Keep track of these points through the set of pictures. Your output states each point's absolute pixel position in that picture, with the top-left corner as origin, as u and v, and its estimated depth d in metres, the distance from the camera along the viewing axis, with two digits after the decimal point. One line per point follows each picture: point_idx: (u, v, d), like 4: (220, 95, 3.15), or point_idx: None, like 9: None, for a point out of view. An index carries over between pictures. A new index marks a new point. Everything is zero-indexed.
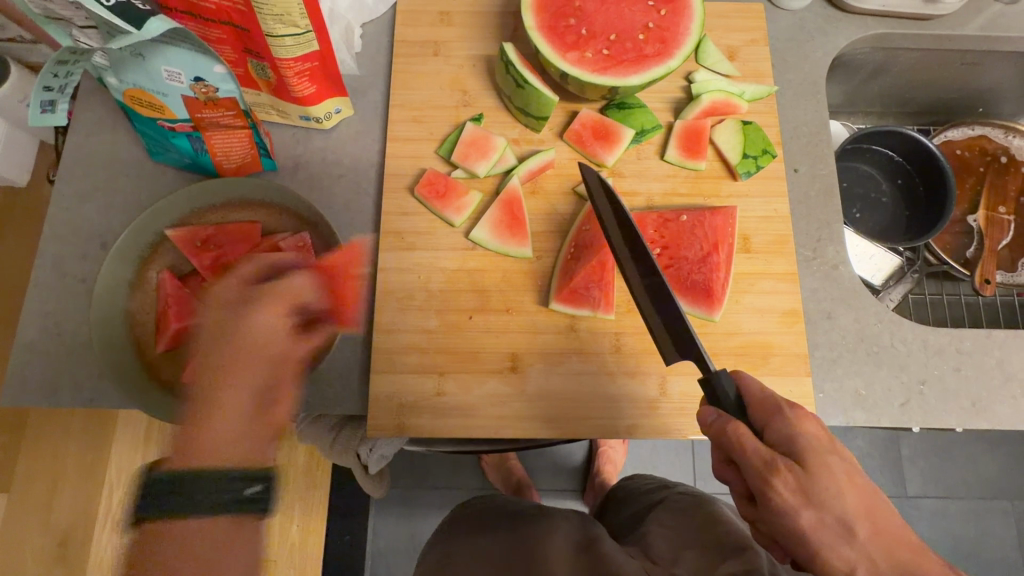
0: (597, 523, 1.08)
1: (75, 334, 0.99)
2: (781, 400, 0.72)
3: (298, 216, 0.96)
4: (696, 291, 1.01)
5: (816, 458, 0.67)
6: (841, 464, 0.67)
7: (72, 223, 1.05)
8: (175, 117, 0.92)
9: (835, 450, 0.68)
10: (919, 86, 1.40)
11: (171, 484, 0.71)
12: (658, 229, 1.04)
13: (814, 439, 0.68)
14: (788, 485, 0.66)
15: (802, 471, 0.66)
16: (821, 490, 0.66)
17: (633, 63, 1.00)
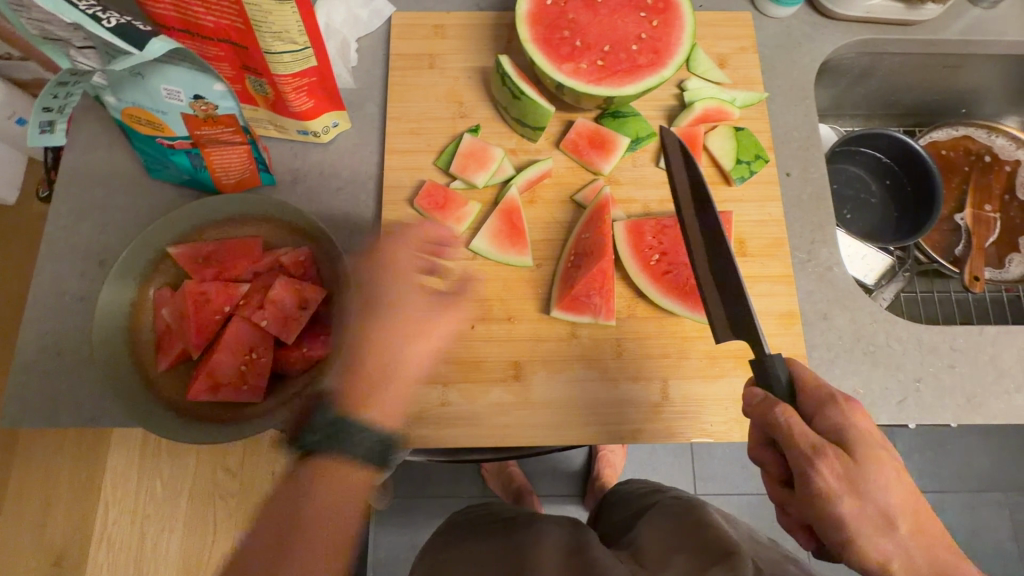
0: (589, 529, 1.07)
1: (75, 352, 0.98)
2: (837, 392, 0.73)
3: (299, 232, 0.95)
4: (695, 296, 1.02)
5: (865, 446, 0.68)
6: (890, 461, 0.68)
7: (70, 240, 1.05)
8: (174, 135, 0.93)
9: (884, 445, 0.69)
10: (904, 89, 1.43)
11: (337, 425, 0.83)
12: (657, 236, 1.05)
13: (866, 433, 0.69)
14: (834, 471, 0.67)
15: (850, 462, 0.67)
16: (868, 480, 0.66)
17: (628, 73, 1.02)
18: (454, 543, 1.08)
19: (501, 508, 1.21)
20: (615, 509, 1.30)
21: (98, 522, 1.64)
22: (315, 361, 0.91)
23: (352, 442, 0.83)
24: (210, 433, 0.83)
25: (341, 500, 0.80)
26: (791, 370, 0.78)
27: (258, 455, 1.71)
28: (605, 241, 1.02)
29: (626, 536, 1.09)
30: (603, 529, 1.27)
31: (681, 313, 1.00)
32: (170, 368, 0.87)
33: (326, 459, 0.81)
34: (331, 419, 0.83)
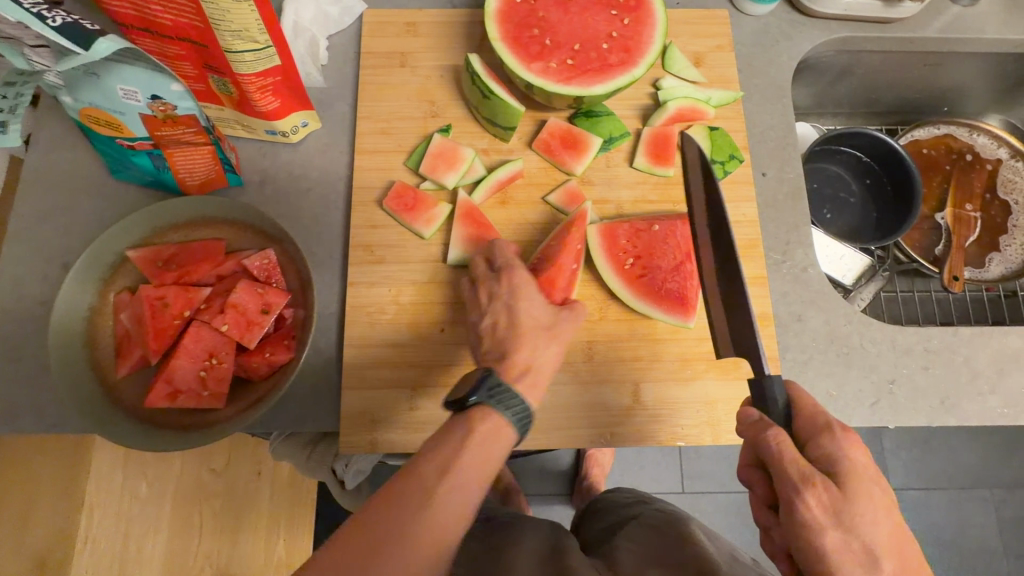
0: (569, 535, 1.08)
1: (35, 357, 0.96)
2: (834, 422, 0.72)
3: (263, 233, 0.93)
4: (671, 299, 1.01)
5: (857, 481, 0.67)
6: (881, 497, 0.67)
7: (33, 243, 1.03)
8: (134, 135, 0.91)
9: (878, 482, 0.68)
10: (885, 87, 1.42)
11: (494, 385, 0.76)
12: (631, 239, 1.03)
13: (860, 465, 0.68)
14: (821, 501, 0.65)
15: (838, 492, 0.66)
16: (854, 511, 0.65)
17: (598, 72, 1.00)
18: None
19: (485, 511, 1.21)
20: (596, 519, 1.28)
21: (82, 525, 1.61)
22: (277, 366, 0.87)
23: (509, 401, 0.75)
24: (167, 440, 0.81)
25: (492, 461, 0.70)
26: (790, 397, 0.77)
27: (244, 456, 1.72)
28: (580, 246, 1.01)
29: (604, 545, 1.09)
30: (582, 537, 1.27)
31: (655, 316, 0.99)
32: (130, 374, 0.86)
33: (487, 411, 0.73)
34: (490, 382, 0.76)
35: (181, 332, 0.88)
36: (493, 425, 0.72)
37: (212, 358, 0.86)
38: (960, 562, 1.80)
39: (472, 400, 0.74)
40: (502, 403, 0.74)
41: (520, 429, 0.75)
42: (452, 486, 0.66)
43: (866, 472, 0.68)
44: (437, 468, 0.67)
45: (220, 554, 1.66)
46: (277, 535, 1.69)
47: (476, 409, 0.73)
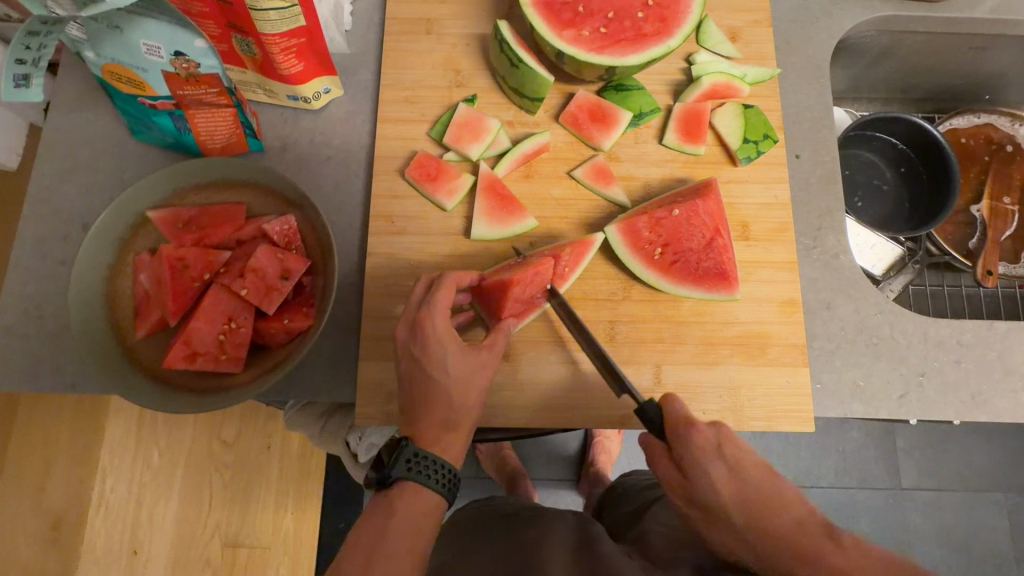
0: (594, 523, 1.11)
1: (56, 317, 0.96)
2: (681, 419, 0.80)
3: (286, 199, 0.91)
4: (710, 275, 0.99)
5: (695, 467, 0.77)
6: (718, 474, 0.76)
7: (53, 202, 1.02)
8: (155, 94, 0.89)
9: (719, 455, 0.77)
10: (924, 72, 1.37)
11: (412, 455, 0.79)
12: (653, 229, 0.99)
13: (699, 452, 0.77)
14: (678, 492, 0.80)
15: (684, 481, 0.79)
16: (698, 496, 0.77)
17: (632, 42, 0.96)
18: (459, 539, 1.07)
19: (501, 505, 1.20)
20: (619, 505, 1.29)
21: (94, 490, 1.67)
22: (295, 334, 0.86)
23: (428, 468, 0.79)
24: (183, 403, 0.81)
25: (418, 531, 0.76)
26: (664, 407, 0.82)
27: (255, 428, 1.74)
28: (569, 270, 0.96)
29: (634, 529, 1.10)
30: (611, 519, 1.27)
31: (691, 295, 0.97)
32: (149, 335, 0.85)
33: (409, 484, 0.78)
34: (411, 450, 0.80)
35: (199, 295, 0.87)
36: (415, 490, 0.78)
37: (231, 323, 0.84)
38: (969, 565, 1.78)
39: (393, 477, 0.78)
40: (421, 472, 0.78)
41: (446, 491, 0.80)
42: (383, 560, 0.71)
43: (701, 457, 0.77)
44: (365, 552, 0.72)
45: (232, 523, 1.70)
46: (287, 507, 1.71)
47: (398, 480, 0.78)
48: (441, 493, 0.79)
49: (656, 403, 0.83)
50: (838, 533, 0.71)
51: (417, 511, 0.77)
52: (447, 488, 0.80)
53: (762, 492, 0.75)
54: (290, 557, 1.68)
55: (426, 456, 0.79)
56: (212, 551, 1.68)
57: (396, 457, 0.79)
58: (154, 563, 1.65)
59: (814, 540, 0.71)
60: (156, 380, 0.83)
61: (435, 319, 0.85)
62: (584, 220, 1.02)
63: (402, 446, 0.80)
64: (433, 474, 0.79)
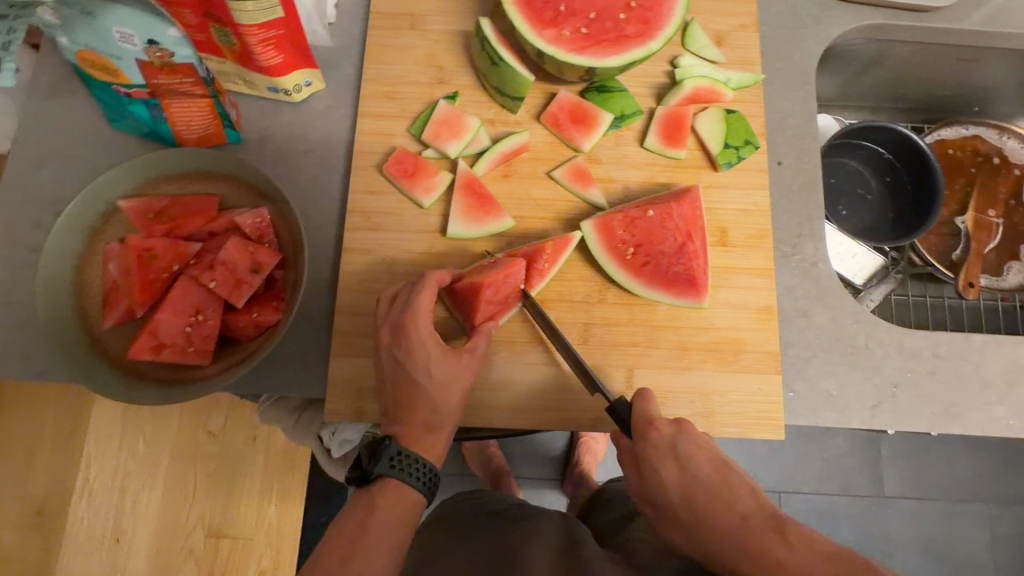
0: (580, 526, 1.10)
1: (26, 304, 0.96)
2: (643, 417, 0.83)
3: (259, 192, 0.91)
4: (679, 282, 0.98)
5: (646, 464, 0.81)
6: (672, 472, 0.79)
7: (28, 188, 1.01)
8: (130, 82, 0.89)
9: (673, 455, 0.80)
10: (913, 82, 1.37)
11: (395, 454, 0.79)
12: (627, 229, 0.99)
13: (658, 449, 0.81)
14: (636, 485, 0.84)
15: (641, 476, 0.82)
16: (653, 491, 0.81)
17: (614, 43, 0.96)
18: (438, 537, 1.06)
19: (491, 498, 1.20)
20: (605, 511, 1.29)
21: (77, 478, 1.67)
22: (264, 327, 0.86)
23: (411, 467, 0.79)
24: (148, 394, 0.80)
25: (398, 529, 0.76)
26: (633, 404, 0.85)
27: (237, 419, 1.73)
28: (548, 264, 0.96)
29: (620, 535, 1.10)
30: (596, 526, 1.27)
31: (663, 300, 0.97)
32: (116, 326, 0.84)
33: (391, 482, 0.78)
34: (395, 449, 0.79)
35: (168, 286, 0.86)
36: (397, 492, 0.77)
37: (199, 315, 0.84)
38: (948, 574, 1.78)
39: (374, 473, 0.78)
40: (404, 471, 0.78)
41: (428, 490, 0.80)
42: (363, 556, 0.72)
43: (654, 455, 0.80)
44: (343, 549, 0.73)
45: (214, 515, 1.69)
46: (268, 500, 1.70)
47: (380, 480, 0.78)
48: (423, 492, 0.79)
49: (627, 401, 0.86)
50: (786, 528, 0.73)
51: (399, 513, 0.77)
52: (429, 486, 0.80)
53: (711, 493, 0.78)
54: (269, 551, 1.68)
55: (410, 456, 0.79)
56: (191, 542, 1.68)
57: (380, 456, 0.78)
58: (135, 553, 1.65)
59: (760, 536, 0.73)
60: (122, 371, 0.83)
61: (419, 323, 0.84)
62: (561, 221, 1.01)
63: (386, 445, 0.79)
64: (416, 474, 0.79)
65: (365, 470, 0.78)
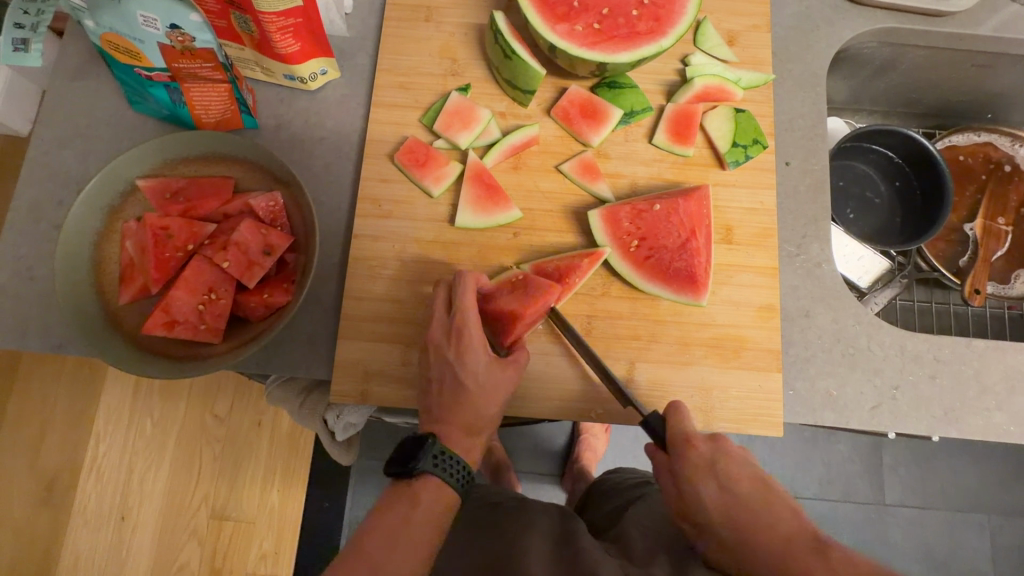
0: (575, 518, 1.09)
1: (47, 280, 0.99)
2: (679, 433, 0.88)
3: (274, 177, 0.93)
4: (680, 278, 0.99)
5: (687, 483, 0.85)
6: (711, 485, 0.84)
7: (51, 167, 1.04)
8: (152, 66, 0.91)
9: (712, 473, 0.85)
10: (925, 87, 1.36)
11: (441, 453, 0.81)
12: (634, 221, 1.00)
13: (697, 463, 0.85)
14: (674, 501, 0.87)
15: (680, 491, 0.86)
16: (691, 505, 0.85)
17: (625, 40, 0.97)
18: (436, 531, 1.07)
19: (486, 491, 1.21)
20: (603, 503, 1.31)
21: (87, 455, 1.71)
22: (274, 309, 0.88)
23: (450, 467, 0.81)
24: (159, 369, 0.83)
25: (438, 521, 0.78)
26: (666, 420, 0.90)
27: (244, 403, 1.77)
28: (576, 279, 0.96)
29: (613, 528, 1.10)
30: (593, 516, 1.29)
31: (665, 296, 0.98)
32: (132, 302, 0.87)
33: (432, 477, 0.80)
34: (439, 449, 0.81)
35: (182, 265, 0.89)
36: (435, 488, 0.80)
37: (211, 294, 0.86)
38: None
39: (417, 469, 0.79)
40: (444, 470, 0.80)
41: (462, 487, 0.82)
42: (400, 542, 0.74)
43: (694, 473, 0.84)
44: (386, 534, 0.75)
45: (219, 496, 1.72)
46: (272, 484, 1.73)
47: (419, 475, 0.80)
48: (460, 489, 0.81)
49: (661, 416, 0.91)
50: (829, 552, 0.76)
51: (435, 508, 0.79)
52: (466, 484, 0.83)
53: (753, 512, 0.82)
54: (272, 533, 1.71)
55: (451, 455, 0.81)
56: (197, 522, 1.71)
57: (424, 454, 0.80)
58: (141, 530, 1.69)
59: (802, 558, 0.76)
60: (135, 347, 0.85)
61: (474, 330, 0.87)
62: (568, 215, 1.03)
63: (430, 443, 0.81)
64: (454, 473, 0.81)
65: (407, 466, 0.80)
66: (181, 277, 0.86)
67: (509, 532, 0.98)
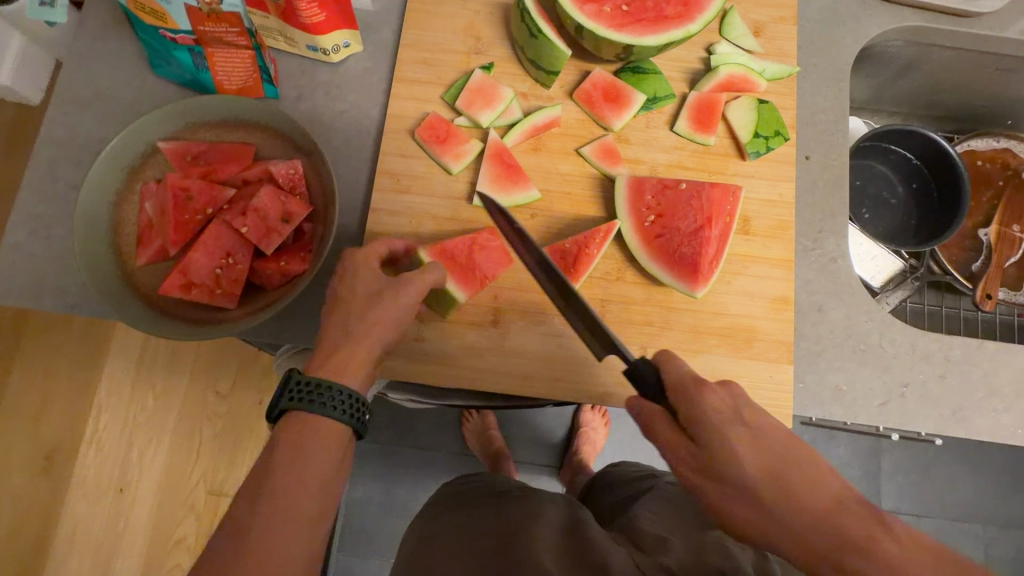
0: (583, 508, 1.11)
1: (63, 239, 0.99)
2: (683, 379, 0.75)
3: (295, 144, 0.92)
4: (682, 264, 0.97)
5: (710, 432, 0.71)
6: (737, 433, 0.71)
7: (70, 128, 1.04)
8: (177, 28, 0.90)
9: (734, 417, 0.72)
10: (947, 89, 1.36)
11: (312, 385, 0.71)
12: (656, 195, 1.01)
13: (714, 411, 0.72)
14: (687, 461, 0.73)
15: (696, 446, 0.72)
16: (712, 459, 0.70)
17: (652, 23, 0.97)
18: (443, 516, 1.10)
19: (493, 481, 1.22)
20: (606, 494, 1.31)
21: (89, 422, 1.72)
22: (290, 277, 0.88)
23: (330, 398, 0.71)
24: (174, 330, 0.83)
25: (326, 461, 0.69)
26: (658, 367, 0.78)
27: (246, 378, 1.77)
28: (595, 250, 0.97)
29: (619, 517, 1.12)
30: (596, 508, 1.30)
31: (660, 278, 0.97)
32: (149, 264, 0.87)
33: (299, 414, 0.70)
34: (304, 381, 0.71)
35: (201, 228, 0.89)
36: (314, 426, 0.70)
37: (229, 258, 0.86)
38: None
39: (283, 408, 0.71)
40: (320, 403, 0.70)
41: (352, 419, 0.72)
42: (281, 497, 0.65)
43: (719, 420, 0.72)
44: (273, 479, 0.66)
45: (219, 470, 1.73)
46: None
47: (292, 414, 0.71)
48: (346, 421, 0.71)
49: (650, 363, 0.80)
50: (887, 518, 0.65)
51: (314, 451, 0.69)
52: (356, 417, 0.72)
53: (793, 467, 0.69)
54: None
55: (327, 386, 0.71)
56: (196, 495, 1.71)
57: (292, 393, 0.71)
58: (141, 500, 1.70)
59: (859, 524, 0.64)
60: (152, 307, 0.85)
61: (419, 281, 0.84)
62: (587, 200, 1.02)
63: (295, 376, 0.72)
64: (333, 407, 0.71)
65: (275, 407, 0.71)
66: (200, 240, 0.86)
67: (514, 518, 1.00)
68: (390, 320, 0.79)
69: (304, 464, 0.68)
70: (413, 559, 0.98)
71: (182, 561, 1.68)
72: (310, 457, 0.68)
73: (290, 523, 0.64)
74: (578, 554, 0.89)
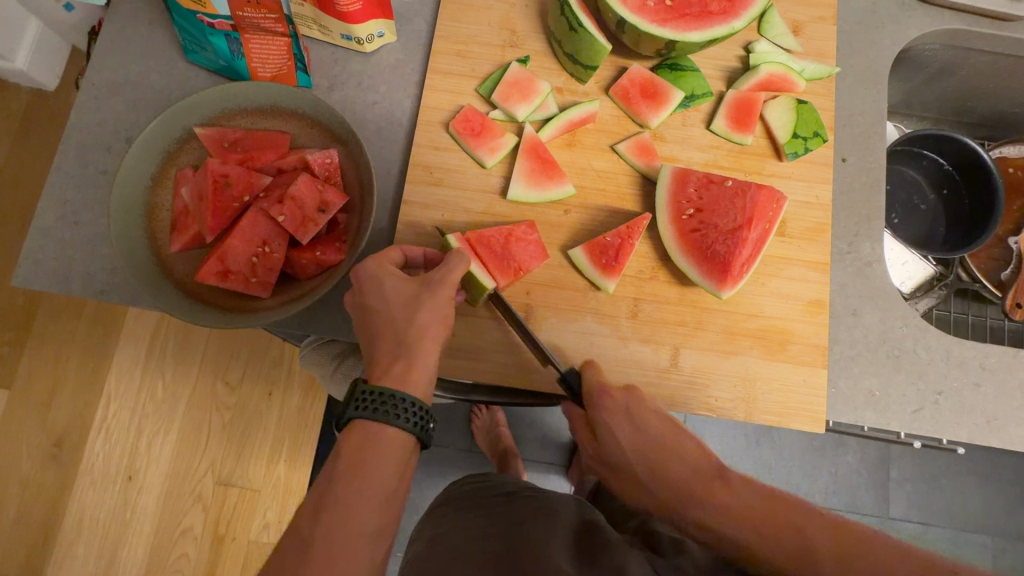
0: (596, 509, 1.09)
1: (92, 225, 0.98)
2: (593, 386, 0.86)
3: (330, 133, 0.91)
4: (714, 262, 0.96)
5: (602, 427, 0.83)
6: (625, 426, 0.82)
7: (99, 113, 1.03)
8: (215, 13, 0.89)
9: (625, 414, 0.83)
10: (981, 95, 1.34)
11: (379, 394, 0.70)
12: (699, 189, 0.99)
13: (607, 409, 0.83)
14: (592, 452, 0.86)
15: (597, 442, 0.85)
16: (603, 446, 0.83)
17: (696, 18, 0.95)
18: (461, 512, 1.08)
19: (499, 483, 1.20)
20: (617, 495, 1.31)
21: (99, 412, 1.71)
22: (325, 267, 0.87)
23: (395, 407, 0.70)
24: (208, 318, 0.81)
25: (393, 471, 0.69)
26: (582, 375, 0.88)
27: (257, 368, 1.76)
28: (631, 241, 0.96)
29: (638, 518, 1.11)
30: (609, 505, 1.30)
31: (690, 274, 0.95)
32: (184, 250, 0.87)
33: (364, 422, 0.70)
34: (367, 391, 0.71)
35: (237, 215, 0.88)
36: (379, 436, 0.69)
37: (265, 247, 0.86)
38: None
39: (348, 417, 0.70)
40: (388, 413, 0.69)
41: (417, 429, 0.70)
42: (344, 512, 0.65)
43: (606, 416, 0.83)
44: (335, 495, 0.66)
45: (228, 460, 1.71)
46: (279, 456, 1.72)
47: (356, 423, 0.70)
48: (410, 430, 0.70)
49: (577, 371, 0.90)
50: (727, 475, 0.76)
51: (382, 463, 0.69)
52: (421, 426, 0.71)
53: (664, 448, 0.80)
54: (279, 501, 1.70)
55: (393, 395, 0.70)
56: (205, 485, 1.70)
57: (355, 404, 0.70)
58: (149, 490, 1.69)
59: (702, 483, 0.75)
60: (185, 293, 0.85)
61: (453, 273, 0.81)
62: (621, 197, 1.01)
63: (359, 386, 0.71)
64: (400, 417, 0.70)
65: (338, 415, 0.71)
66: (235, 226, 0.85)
67: (536, 515, 0.98)
68: (427, 313, 0.78)
69: (370, 475, 0.67)
70: (431, 552, 0.97)
71: (188, 551, 1.67)
72: (373, 472, 0.67)
73: (356, 539, 0.64)
74: (605, 552, 0.88)
